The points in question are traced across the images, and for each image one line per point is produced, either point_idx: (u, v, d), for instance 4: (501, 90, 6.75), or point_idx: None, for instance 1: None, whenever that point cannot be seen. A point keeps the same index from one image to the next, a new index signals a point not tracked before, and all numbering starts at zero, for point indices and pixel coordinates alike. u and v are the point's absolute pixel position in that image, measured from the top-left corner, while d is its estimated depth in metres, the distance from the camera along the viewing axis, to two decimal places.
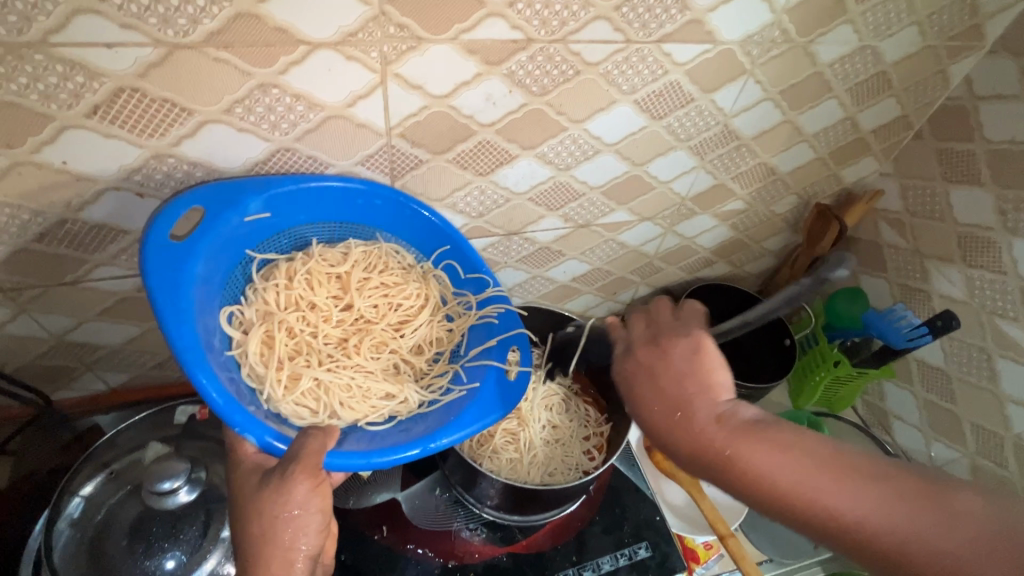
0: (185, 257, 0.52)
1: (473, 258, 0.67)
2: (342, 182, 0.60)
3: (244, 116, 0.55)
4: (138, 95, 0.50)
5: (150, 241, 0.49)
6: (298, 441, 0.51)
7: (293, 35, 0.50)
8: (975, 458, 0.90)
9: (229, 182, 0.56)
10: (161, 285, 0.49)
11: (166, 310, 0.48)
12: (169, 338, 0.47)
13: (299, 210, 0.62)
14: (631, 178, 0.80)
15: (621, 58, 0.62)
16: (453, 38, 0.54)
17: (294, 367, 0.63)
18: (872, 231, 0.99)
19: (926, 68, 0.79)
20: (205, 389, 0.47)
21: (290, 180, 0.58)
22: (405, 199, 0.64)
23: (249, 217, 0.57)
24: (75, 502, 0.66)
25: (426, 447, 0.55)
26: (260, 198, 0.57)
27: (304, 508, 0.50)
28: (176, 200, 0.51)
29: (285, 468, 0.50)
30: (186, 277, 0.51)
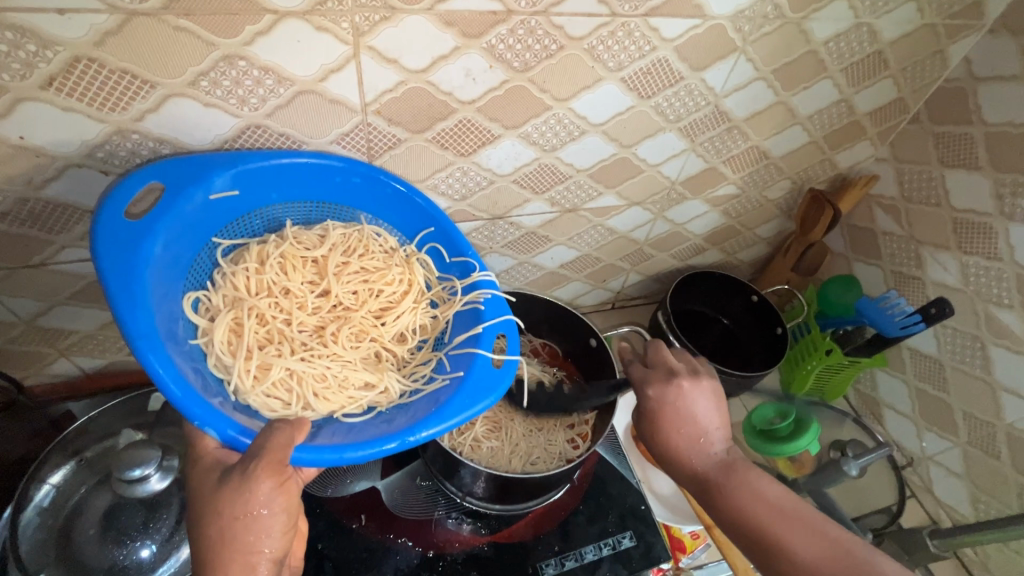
0: (140, 236, 0.50)
1: (457, 240, 0.65)
2: (317, 158, 0.59)
3: (210, 90, 0.52)
4: (95, 65, 0.48)
5: (105, 210, 0.49)
6: (264, 434, 0.48)
7: (258, 3, 0.47)
8: (966, 448, 0.89)
9: (192, 157, 0.54)
10: (113, 265, 0.47)
11: (118, 291, 0.46)
12: (121, 321, 0.45)
13: (270, 187, 0.60)
14: (620, 160, 0.77)
15: (606, 32, 0.60)
16: (429, 8, 0.52)
17: (264, 357, 0.60)
18: (866, 218, 0.97)
19: (924, 48, 0.77)
20: (160, 379, 0.45)
21: (261, 156, 0.57)
22: (389, 180, 0.62)
23: (214, 195, 0.55)
24: (44, 490, 0.64)
25: (403, 441, 0.52)
26: (225, 173, 0.55)
27: (268, 507, 0.47)
28: (129, 177, 0.51)
29: (246, 466, 0.47)
30: (142, 257, 0.49)
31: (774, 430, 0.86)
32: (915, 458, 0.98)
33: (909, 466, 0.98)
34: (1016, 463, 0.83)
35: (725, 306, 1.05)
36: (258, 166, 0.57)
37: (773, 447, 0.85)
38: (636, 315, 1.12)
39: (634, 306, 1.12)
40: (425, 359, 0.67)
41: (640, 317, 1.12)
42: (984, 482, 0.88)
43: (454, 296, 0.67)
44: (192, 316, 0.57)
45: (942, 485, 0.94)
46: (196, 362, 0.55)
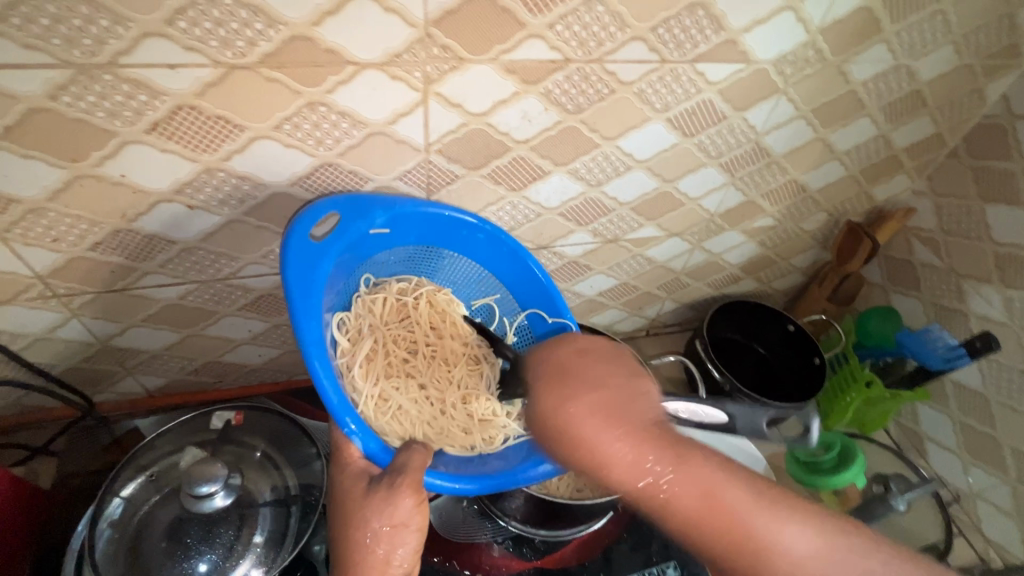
0: (318, 257, 0.57)
1: (558, 303, 0.69)
2: (457, 213, 0.65)
3: (291, 133, 0.57)
4: (195, 112, 0.53)
5: (296, 233, 0.54)
6: (407, 453, 0.57)
7: (343, 57, 0.52)
8: (1015, 486, 0.88)
9: (358, 197, 0.60)
10: (297, 282, 0.54)
11: (299, 305, 0.53)
12: (300, 334, 0.52)
13: (416, 233, 0.67)
14: (661, 194, 0.80)
15: (656, 77, 0.63)
16: (494, 58, 0.56)
17: (386, 388, 0.70)
18: (904, 249, 0.98)
19: (963, 87, 0.79)
20: (325, 390, 0.52)
21: (413, 203, 0.62)
22: (508, 239, 0.67)
23: (372, 229, 0.62)
24: (115, 503, 0.68)
25: (507, 482, 0.61)
26: (385, 214, 0.61)
27: (405, 522, 0.54)
28: (313, 208, 0.56)
29: (393, 479, 0.54)
30: (317, 276, 0.56)
31: (819, 462, 0.86)
32: (963, 494, 0.96)
33: (955, 502, 0.96)
34: None
35: (763, 335, 1.05)
36: (409, 211, 0.63)
37: (819, 479, 0.85)
38: (671, 342, 1.13)
39: (667, 334, 1.13)
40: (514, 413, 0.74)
41: (675, 344, 1.13)
42: None
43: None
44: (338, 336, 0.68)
45: (990, 523, 0.92)
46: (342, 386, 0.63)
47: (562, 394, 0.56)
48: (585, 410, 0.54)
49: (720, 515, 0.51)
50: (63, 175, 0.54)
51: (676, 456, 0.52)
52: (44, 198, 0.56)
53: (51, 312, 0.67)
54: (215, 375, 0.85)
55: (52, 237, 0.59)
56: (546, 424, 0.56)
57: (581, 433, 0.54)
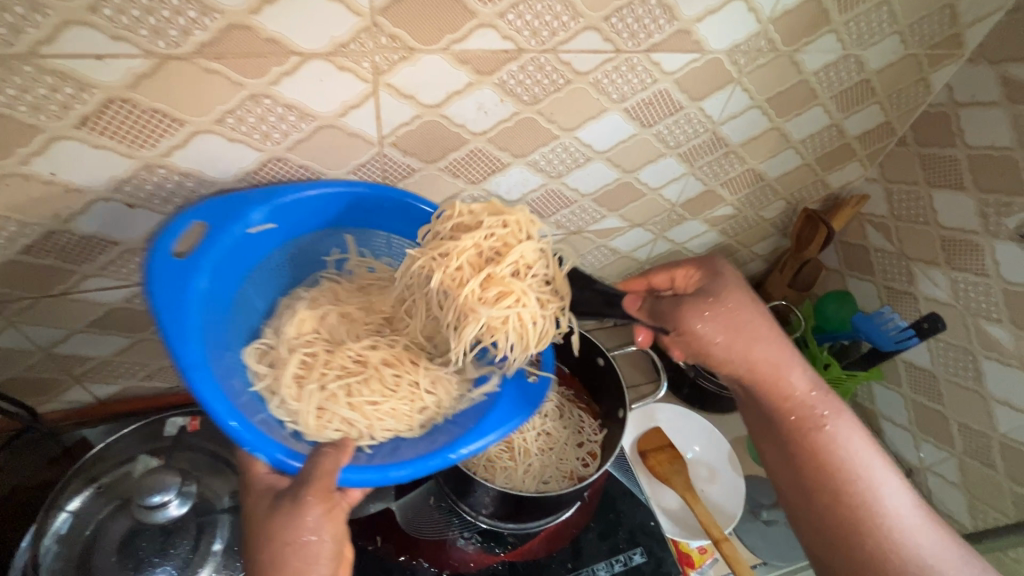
0: (187, 274, 0.52)
1: None
2: (348, 185, 0.61)
3: (235, 127, 0.55)
4: (128, 106, 0.50)
5: (155, 249, 0.50)
6: (310, 461, 0.52)
7: (285, 46, 0.50)
8: (962, 458, 0.92)
9: (229, 196, 0.56)
10: (166, 304, 0.49)
11: (171, 327, 0.48)
12: (175, 356, 0.46)
13: (305, 219, 0.62)
14: (622, 184, 0.80)
15: (611, 67, 0.63)
16: (445, 48, 0.55)
17: (320, 402, 0.62)
18: (858, 235, 1.01)
19: (910, 75, 0.81)
20: (217, 414, 0.47)
21: (291, 189, 0.58)
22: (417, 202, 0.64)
23: (252, 229, 0.58)
24: (62, 517, 0.65)
25: (445, 458, 0.55)
26: (263, 208, 0.57)
27: (316, 532, 0.50)
28: (177, 217, 0.52)
29: (297, 491, 0.50)
30: (192, 293, 0.51)
31: None
32: (915, 468, 1.00)
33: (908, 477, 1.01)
34: (1011, 473, 0.85)
35: None
36: (292, 199, 0.59)
37: None
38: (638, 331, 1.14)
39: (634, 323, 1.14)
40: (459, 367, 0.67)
41: None
42: (982, 492, 0.90)
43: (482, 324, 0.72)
44: (249, 362, 0.60)
45: (941, 495, 0.96)
46: (259, 410, 0.57)
47: (734, 317, 0.65)
48: (760, 333, 0.65)
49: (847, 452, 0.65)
50: None
51: (828, 401, 0.67)
52: None
53: None
54: (170, 379, 0.82)
55: None
56: (704, 339, 0.64)
57: (723, 344, 0.64)
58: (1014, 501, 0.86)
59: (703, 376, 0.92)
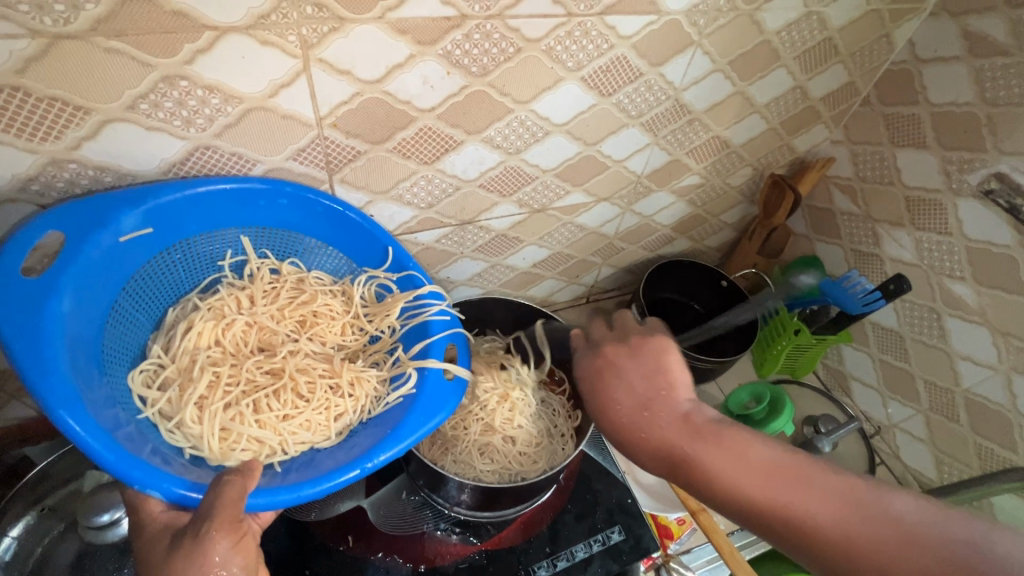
0: (45, 294, 0.46)
1: (399, 255, 0.65)
2: (236, 182, 0.55)
3: (151, 113, 0.49)
4: (21, 95, 0.44)
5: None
6: (213, 492, 0.46)
7: (197, 21, 0.45)
8: (928, 414, 0.94)
9: (88, 201, 0.50)
10: (16, 332, 0.44)
11: (28, 361, 0.43)
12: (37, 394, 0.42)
13: (190, 222, 0.57)
14: (585, 158, 0.77)
15: (564, 32, 0.59)
16: (380, 16, 0.50)
17: (224, 421, 0.58)
18: (825, 199, 1.00)
19: (872, 32, 0.79)
20: (94, 449, 0.43)
21: (172, 188, 0.53)
22: (318, 199, 0.60)
23: (124, 236, 0.52)
24: (4, 544, 0.61)
25: (364, 468, 0.52)
26: (135, 211, 0.51)
27: (225, 566, 0.44)
28: (26, 227, 0.46)
29: (199, 526, 0.44)
30: (50, 316, 0.46)
31: (750, 415, 0.88)
32: (883, 426, 1.02)
33: (877, 434, 1.03)
34: (974, 426, 0.87)
35: (698, 293, 1.06)
36: (173, 199, 0.53)
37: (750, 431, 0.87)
38: (611, 307, 1.13)
39: (607, 299, 1.13)
40: (376, 372, 0.65)
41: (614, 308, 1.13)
42: (946, 445, 0.92)
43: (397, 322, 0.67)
44: (137, 387, 0.56)
45: (908, 451, 0.99)
46: (150, 437, 0.53)
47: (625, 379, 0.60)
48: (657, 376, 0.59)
49: (740, 460, 0.51)
50: None
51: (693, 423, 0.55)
52: None
53: None
54: None
55: None
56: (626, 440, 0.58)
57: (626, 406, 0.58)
58: (978, 452, 0.88)
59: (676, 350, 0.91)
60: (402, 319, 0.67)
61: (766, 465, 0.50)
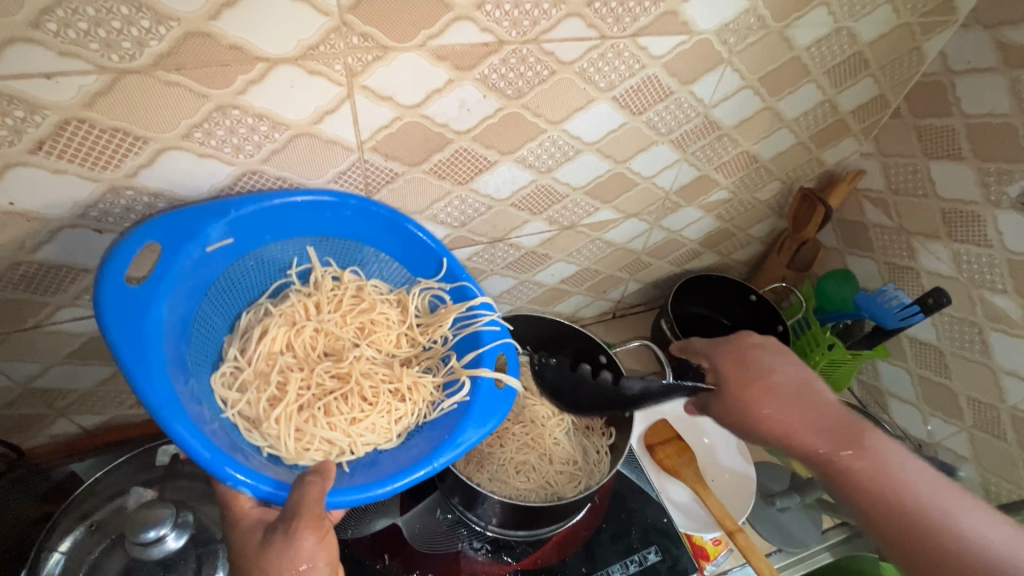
0: (145, 302, 0.48)
1: (452, 265, 0.65)
2: (309, 196, 0.56)
3: (204, 141, 0.52)
4: (86, 126, 0.47)
5: (106, 281, 0.46)
6: (296, 492, 0.46)
7: (251, 53, 0.47)
8: (972, 432, 0.91)
9: (172, 217, 0.50)
10: (123, 340, 0.45)
11: (133, 364, 0.44)
12: (140, 397, 0.43)
13: (268, 231, 0.58)
14: (615, 175, 0.78)
15: (596, 54, 0.60)
16: (421, 44, 0.52)
17: (298, 424, 0.60)
18: (856, 212, 0.99)
19: (902, 46, 0.78)
20: (193, 448, 0.44)
21: (250, 200, 0.53)
22: (381, 210, 0.60)
23: (210, 247, 0.53)
24: (55, 559, 0.62)
25: (430, 467, 0.53)
26: (221, 222, 0.52)
27: (311, 562, 0.45)
28: (132, 235, 0.48)
29: (287, 525, 0.45)
30: (151, 325, 0.47)
31: None
32: (923, 444, 0.99)
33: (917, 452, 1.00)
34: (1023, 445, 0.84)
35: (728, 308, 1.05)
36: (252, 211, 0.54)
37: None
38: (638, 322, 1.12)
39: (634, 314, 1.12)
40: (429, 381, 0.66)
41: (642, 323, 1.13)
42: (993, 464, 0.89)
43: (450, 329, 0.67)
44: (218, 389, 0.57)
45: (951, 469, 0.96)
46: (233, 436, 0.55)
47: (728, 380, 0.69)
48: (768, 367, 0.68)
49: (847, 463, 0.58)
50: None
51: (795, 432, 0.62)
52: None
53: None
54: None
55: None
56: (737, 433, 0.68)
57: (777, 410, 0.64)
58: None
59: None
60: (454, 329, 0.67)
61: (874, 464, 0.57)
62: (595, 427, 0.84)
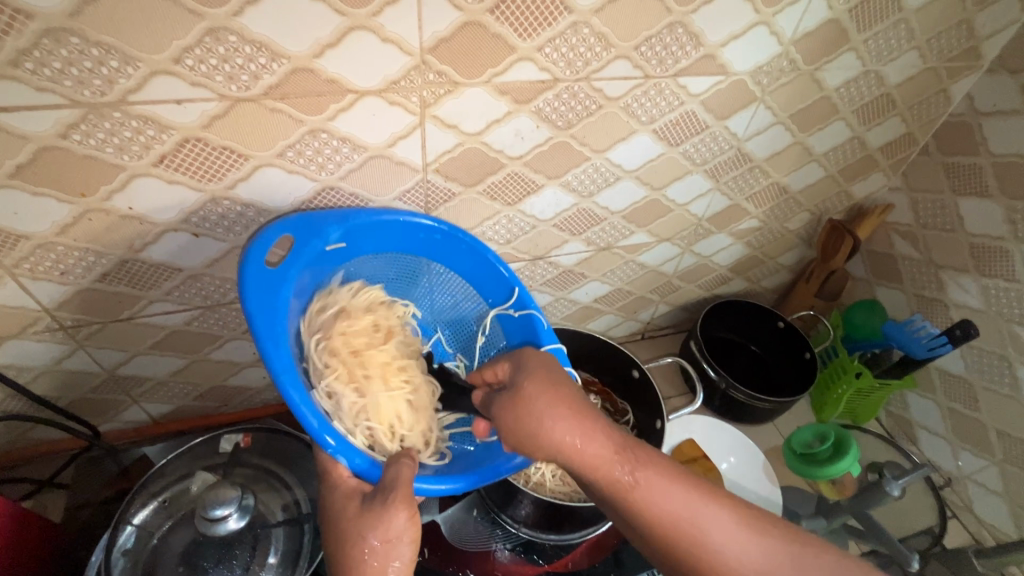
0: (277, 282, 0.54)
1: (522, 295, 0.68)
2: (412, 217, 0.63)
3: (294, 159, 0.59)
4: (201, 144, 0.54)
5: (250, 260, 0.52)
6: (394, 469, 0.55)
7: (343, 86, 0.54)
8: (1003, 467, 0.91)
9: (309, 214, 0.59)
10: (259, 308, 0.50)
11: (264, 332, 0.49)
12: (268, 359, 0.48)
13: (373, 242, 0.64)
14: (651, 201, 0.83)
15: (640, 92, 0.66)
16: (487, 81, 0.59)
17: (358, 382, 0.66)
18: (884, 244, 1.02)
19: (929, 88, 0.83)
20: (302, 413, 0.49)
21: (369, 215, 0.61)
22: (466, 237, 0.66)
23: (329, 246, 0.60)
24: (128, 531, 0.68)
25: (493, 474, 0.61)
26: (341, 228, 0.60)
27: (398, 537, 0.51)
28: (269, 230, 0.54)
29: (386, 495, 0.52)
30: (280, 302, 0.53)
31: (815, 453, 0.88)
32: (953, 477, 0.99)
33: (947, 486, 1.00)
34: None
35: (753, 333, 1.08)
36: (365, 222, 0.61)
37: (816, 470, 0.86)
38: (666, 343, 1.16)
39: (663, 336, 1.16)
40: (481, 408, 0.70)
41: (670, 345, 1.16)
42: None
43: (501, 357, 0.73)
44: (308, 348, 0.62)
45: (982, 504, 0.95)
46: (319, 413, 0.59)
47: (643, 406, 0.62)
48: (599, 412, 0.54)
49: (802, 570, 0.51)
50: (72, 210, 0.56)
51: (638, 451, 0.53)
52: (52, 233, 0.57)
53: (58, 344, 0.68)
54: (220, 398, 0.86)
55: (60, 270, 0.60)
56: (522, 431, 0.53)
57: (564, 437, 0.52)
58: None
59: (735, 388, 0.92)
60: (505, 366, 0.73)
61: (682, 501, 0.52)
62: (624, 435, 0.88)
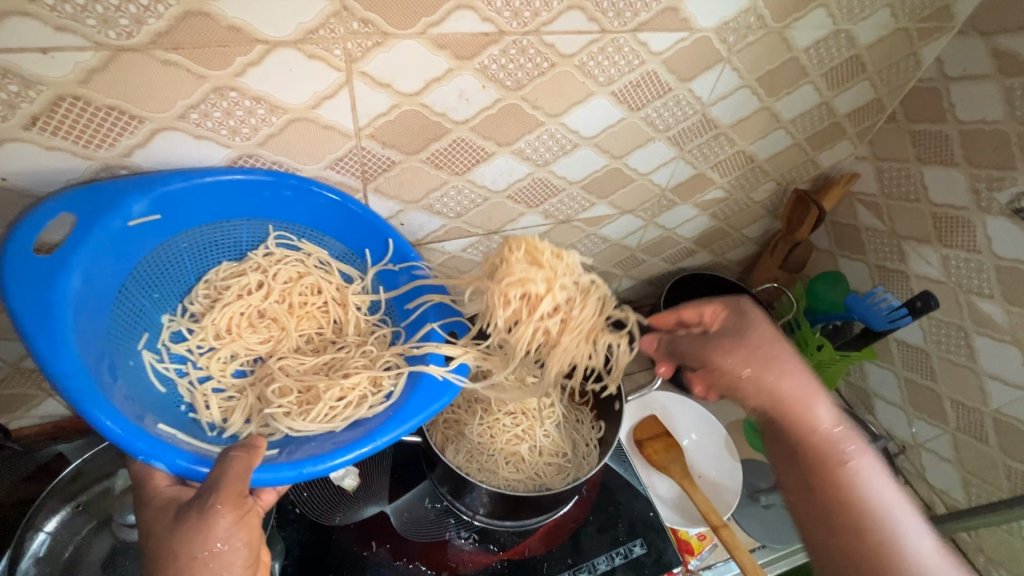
0: (57, 271, 0.47)
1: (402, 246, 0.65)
2: (244, 173, 0.56)
3: (200, 122, 0.51)
4: (81, 103, 0.46)
5: (14, 250, 0.45)
6: (219, 466, 0.47)
7: (249, 35, 0.46)
8: (955, 435, 0.92)
9: (102, 185, 0.51)
10: (27, 307, 0.44)
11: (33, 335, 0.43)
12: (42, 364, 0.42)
13: (193, 209, 0.57)
14: (611, 170, 0.78)
15: (596, 48, 0.60)
16: (422, 31, 0.52)
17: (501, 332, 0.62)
18: (849, 214, 1.00)
19: (899, 51, 0.79)
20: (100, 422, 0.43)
21: (181, 176, 0.53)
22: (323, 191, 0.60)
23: (134, 221, 0.52)
24: (40, 539, 0.61)
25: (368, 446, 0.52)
26: (143, 198, 0.51)
27: (228, 541, 0.46)
28: (38, 211, 0.47)
29: (204, 500, 0.46)
30: (60, 292, 0.46)
31: None
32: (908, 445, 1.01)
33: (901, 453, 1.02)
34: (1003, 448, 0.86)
35: None
36: (181, 188, 0.53)
37: None
38: None
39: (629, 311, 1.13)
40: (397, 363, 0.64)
41: None
42: (975, 466, 0.91)
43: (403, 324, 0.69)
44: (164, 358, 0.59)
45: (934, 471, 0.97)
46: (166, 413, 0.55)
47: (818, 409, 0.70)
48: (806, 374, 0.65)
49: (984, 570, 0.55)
50: None
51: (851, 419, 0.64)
52: None
53: None
54: None
55: None
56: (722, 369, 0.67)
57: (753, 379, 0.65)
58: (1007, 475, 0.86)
59: None
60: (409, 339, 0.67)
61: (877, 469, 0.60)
62: (588, 416, 0.85)
